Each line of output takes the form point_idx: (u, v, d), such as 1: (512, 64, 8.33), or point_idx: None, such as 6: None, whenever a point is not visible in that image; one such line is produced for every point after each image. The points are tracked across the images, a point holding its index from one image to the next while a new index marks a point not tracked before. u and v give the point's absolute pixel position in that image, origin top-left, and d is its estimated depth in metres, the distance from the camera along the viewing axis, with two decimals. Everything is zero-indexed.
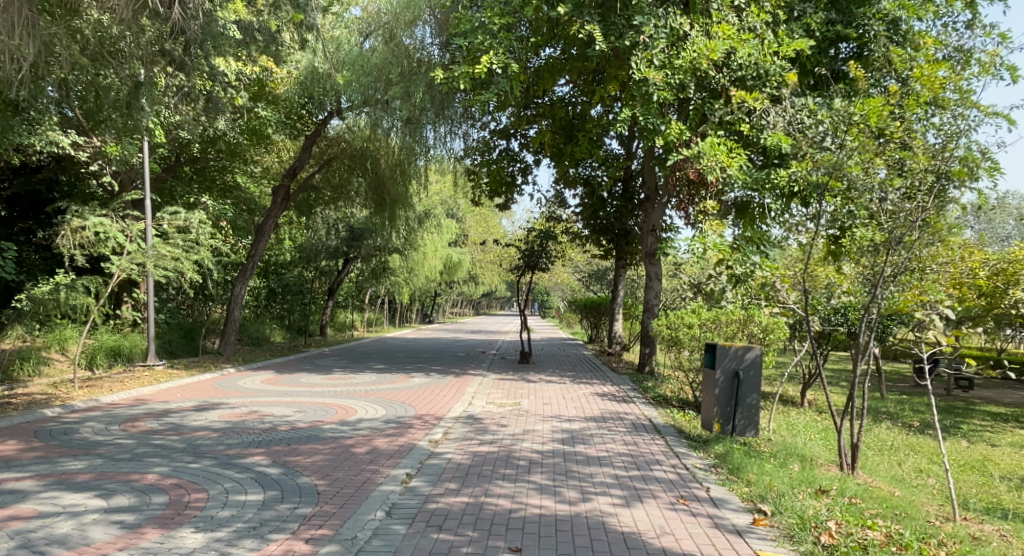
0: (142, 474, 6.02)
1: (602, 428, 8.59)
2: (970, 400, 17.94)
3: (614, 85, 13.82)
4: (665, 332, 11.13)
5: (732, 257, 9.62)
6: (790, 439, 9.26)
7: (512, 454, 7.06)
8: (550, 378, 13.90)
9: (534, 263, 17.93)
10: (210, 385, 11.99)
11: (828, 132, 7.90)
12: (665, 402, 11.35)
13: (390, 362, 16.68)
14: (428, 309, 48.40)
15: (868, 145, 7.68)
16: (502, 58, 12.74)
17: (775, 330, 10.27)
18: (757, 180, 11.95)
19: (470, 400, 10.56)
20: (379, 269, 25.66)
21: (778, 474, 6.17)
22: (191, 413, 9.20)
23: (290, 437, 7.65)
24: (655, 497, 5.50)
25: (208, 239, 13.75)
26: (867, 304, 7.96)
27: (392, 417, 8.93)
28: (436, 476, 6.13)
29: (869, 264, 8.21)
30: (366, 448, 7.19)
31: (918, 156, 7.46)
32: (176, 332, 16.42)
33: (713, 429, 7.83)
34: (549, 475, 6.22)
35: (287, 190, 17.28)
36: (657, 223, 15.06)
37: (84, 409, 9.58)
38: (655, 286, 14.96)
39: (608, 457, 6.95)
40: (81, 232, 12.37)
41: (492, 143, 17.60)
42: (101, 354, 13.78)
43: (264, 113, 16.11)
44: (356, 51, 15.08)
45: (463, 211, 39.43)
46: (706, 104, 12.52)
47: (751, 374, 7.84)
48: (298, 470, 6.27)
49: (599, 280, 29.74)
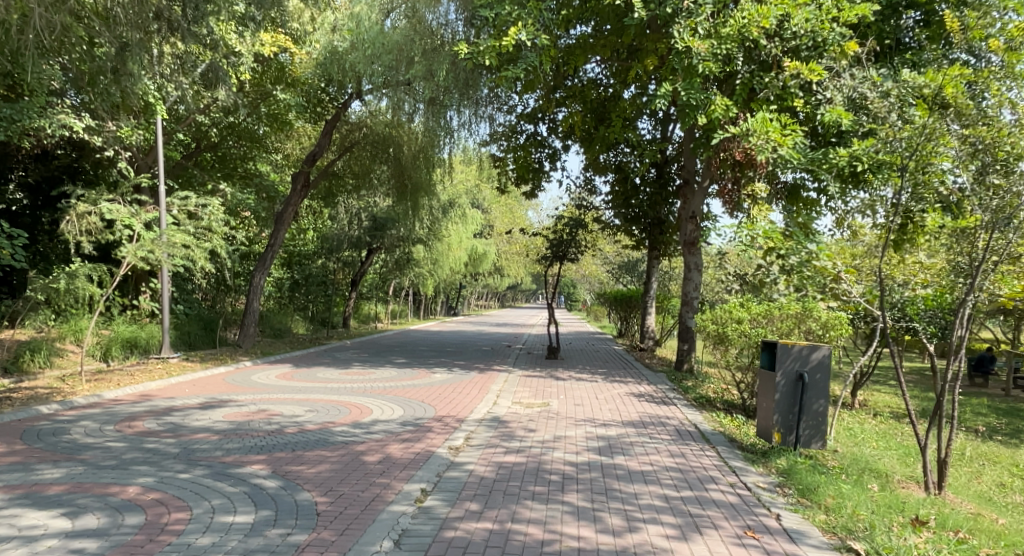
0: (121, 487, 5.23)
1: (643, 435, 7.69)
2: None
3: (652, 60, 12.82)
4: (711, 328, 10.19)
5: (786, 244, 8.57)
6: (854, 452, 8.29)
7: (544, 466, 6.20)
8: (581, 376, 13.03)
9: (563, 253, 17.04)
10: (223, 379, 11.11)
11: (896, 105, 7.03)
12: (708, 406, 10.38)
13: (413, 356, 15.88)
14: (454, 303, 47.83)
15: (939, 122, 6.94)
16: (533, 30, 11.86)
17: (837, 326, 9.36)
18: (813, 160, 11.44)
19: (494, 400, 9.71)
20: (403, 260, 24.99)
21: (860, 499, 5.44)
22: (196, 411, 8.19)
23: (296, 442, 6.79)
24: (717, 527, 4.71)
25: (222, 226, 12.97)
26: (965, 299, 6.84)
27: (410, 419, 8.11)
28: (456, 494, 5.31)
29: (962, 256, 7.05)
30: (379, 456, 6.35)
31: (998, 132, 6.53)
32: (195, 323, 15.55)
33: (772, 439, 7.12)
34: (586, 496, 5.37)
35: (306, 176, 16.47)
36: (697, 210, 14.03)
37: (85, 406, 8.66)
38: (694, 278, 13.97)
39: (654, 472, 6.10)
40: (88, 218, 11.65)
41: (519, 127, 16.76)
42: (117, 345, 12.98)
43: (283, 97, 15.45)
44: (377, 29, 14.08)
45: (489, 201, 38.65)
46: (754, 78, 11.91)
47: (817, 378, 7.09)
48: (300, 482, 5.44)
49: (630, 272, 28.33)
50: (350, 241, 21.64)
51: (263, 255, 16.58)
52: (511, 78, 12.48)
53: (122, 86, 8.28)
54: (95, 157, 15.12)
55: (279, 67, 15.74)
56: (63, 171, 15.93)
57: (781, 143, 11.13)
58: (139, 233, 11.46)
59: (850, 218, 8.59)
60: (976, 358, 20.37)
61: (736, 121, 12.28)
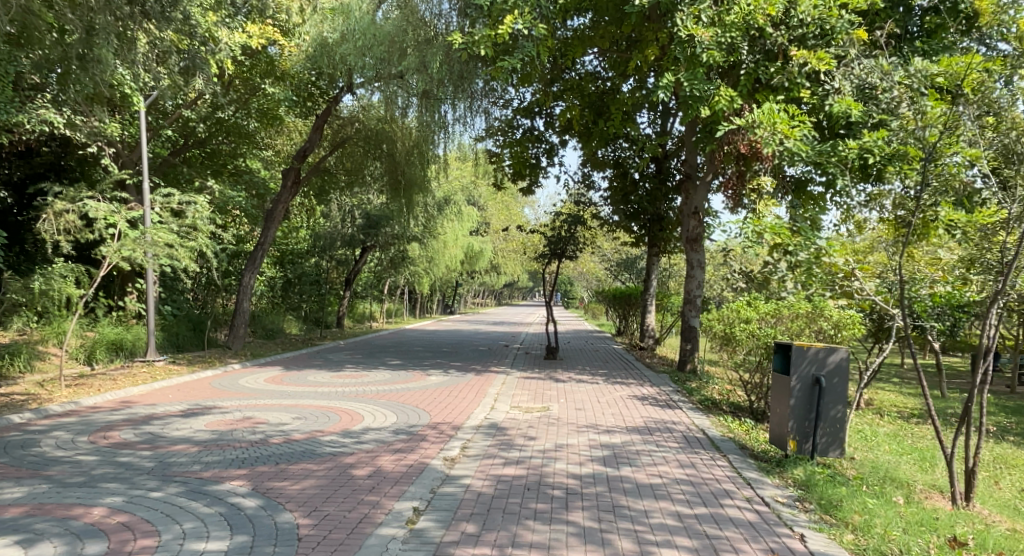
0: (85, 509, 4.78)
1: (649, 443, 7.27)
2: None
3: (653, 51, 12.39)
4: (718, 328, 9.75)
5: (794, 240, 8.11)
6: (869, 459, 7.88)
7: (546, 480, 5.79)
8: (581, 377, 12.63)
9: (561, 251, 16.61)
10: (209, 383, 10.61)
11: (905, 99, 6.97)
12: (715, 409, 9.97)
13: (408, 357, 15.42)
14: (451, 302, 47.46)
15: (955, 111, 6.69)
16: (529, 19, 11.43)
17: (849, 325, 8.93)
18: (821, 152, 11.11)
19: (492, 405, 9.29)
20: (398, 258, 24.54)
21: (889, 516, 5.16)
22: (177, 419, 7.70)
23: (281, 453, 6.35)
24: (738, 552, 4.39)
25: (207, 224, 12.44)
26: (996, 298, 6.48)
27: (404, 426, 7.69)
28: (450, 513, 4.90)
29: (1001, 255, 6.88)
30: (369, 469, 5.92)
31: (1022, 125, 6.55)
32: (184, 324, 15.00)
33: (787, 448, 6.74)
34: (593, 515, 4.98)
35: (297, 172, 16.00)
36: (699, 205, 13.60)
37: (60, 414, 8.10)
38: (697, 276, 13.54)
39: (664, 486, 5.71)
40: (66, 216, 11.13)
41: (516, 122, 16.32)
42: (102, 348, 12.35)
43: (272, 90, 14.99)
44: (368, 19, 13.63)
45: (484, 199, 38.32)
46: (759, 68, 11.64)
47: (834, 382, 6.72)
48: (282, 501, 5.00)
49: (629, 269, 27.92)
50: (343, 239, 21.13)
51: (252, 254, 16.13)
52: (509, 70, 12.04)
53: (90, 74, 7.91)
54: (79, 153, 14.55)
55: (268, 61, 15.22)
56: (47, 168, 15.32)
57: (788, 134, 10.79)
58: (120, 231, 10.94)
59: (855, 215, 8.25)
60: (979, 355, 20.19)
61: (741, 113, 11.93)
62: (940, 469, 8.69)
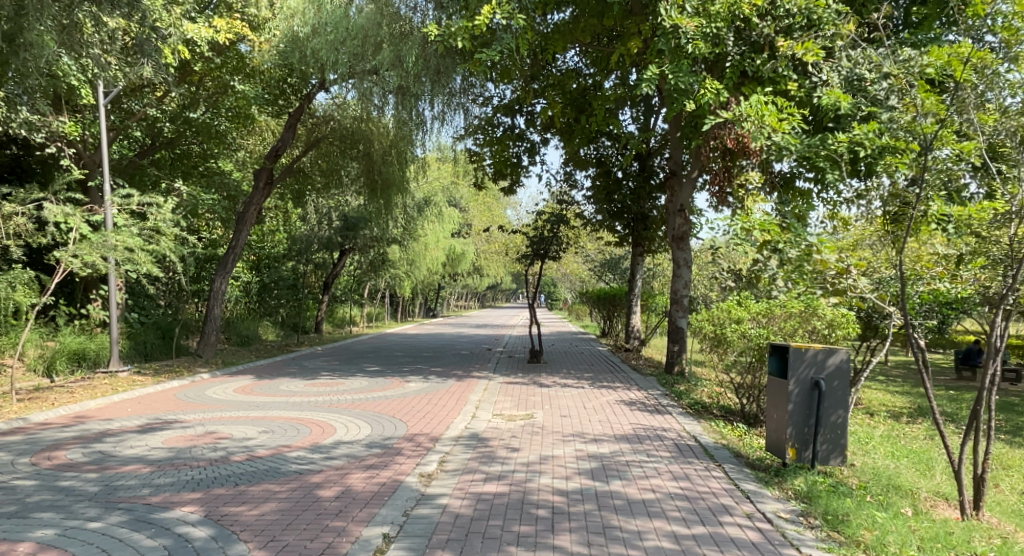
0: (11, 545, 4.25)
1: (639, 453, 6.84)
2: (1020, 397, 16.54)
3: (636, 43, 11.99)
4: (708, 329, 9.35)
5: (784, 237, 7.84)
6: (869, 465, 7.53)
7: (530, 498, 5.34)
8: (566, 381, 12.21)
9: (544, 251, 16.17)
10: (173, 395, 10.02)
11: (894, 89, 6.76)
12: (705, 413, 9.58)
13: (386, 363, 14.90)
14: (433, 304, 46.96)
15: (954, 100, 6.39)
16: (508, 8, 11.00)
17: (843, 325, 8.58)
18: (810, 147, 10.82)
19: (473, 413, 8.83)
20: (378, 261, 24.00)
21: (901, 532, 4.80)
22: (132, 435, 7.14)
23: (242, 472, 5.84)
24: None
25: (171, 227, 11.77)
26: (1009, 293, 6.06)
27: (378, 439, 7.21)
28: (424, 540, 4.45)
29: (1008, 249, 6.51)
30: (337, 490, 5.43)
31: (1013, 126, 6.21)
32: (152, 331, 14.33)
33: (786, 456, 6.37)
34: (581, 538, 4.56)
35: (270, 173, 15.45)
36: (685, 202, 13.23)
37: (4, 432, 7.48)
38: (683, 275, 13.16)
39: (657, 502, 5.30)
40: (16, 219, 10.41)
41: (496, 120, 15.86)
42: (62, 359, 11.65)
43: (241, 88, 14.42)
44: (341, 11, 13.06)
45: (466, 200, 37.97)
46: (745, 60, 11.39)
47: (835, 386, 6.35)
48: (236, 530, 4.52)
49: (612, 269, 27.59)
50: (320, 241, 20.54)
51: (222, 258, 15.56)
52: (487, 63, 11.62)
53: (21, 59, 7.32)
54: (38, 153, 13.81)
55: (237, 57, 14.57)
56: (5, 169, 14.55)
57: (777, 127, 10.51)
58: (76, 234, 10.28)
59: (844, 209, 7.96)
60: (963, 351, 20.23)
61: (727, 106, 11.59)
62: (939, 473, 8.37)
